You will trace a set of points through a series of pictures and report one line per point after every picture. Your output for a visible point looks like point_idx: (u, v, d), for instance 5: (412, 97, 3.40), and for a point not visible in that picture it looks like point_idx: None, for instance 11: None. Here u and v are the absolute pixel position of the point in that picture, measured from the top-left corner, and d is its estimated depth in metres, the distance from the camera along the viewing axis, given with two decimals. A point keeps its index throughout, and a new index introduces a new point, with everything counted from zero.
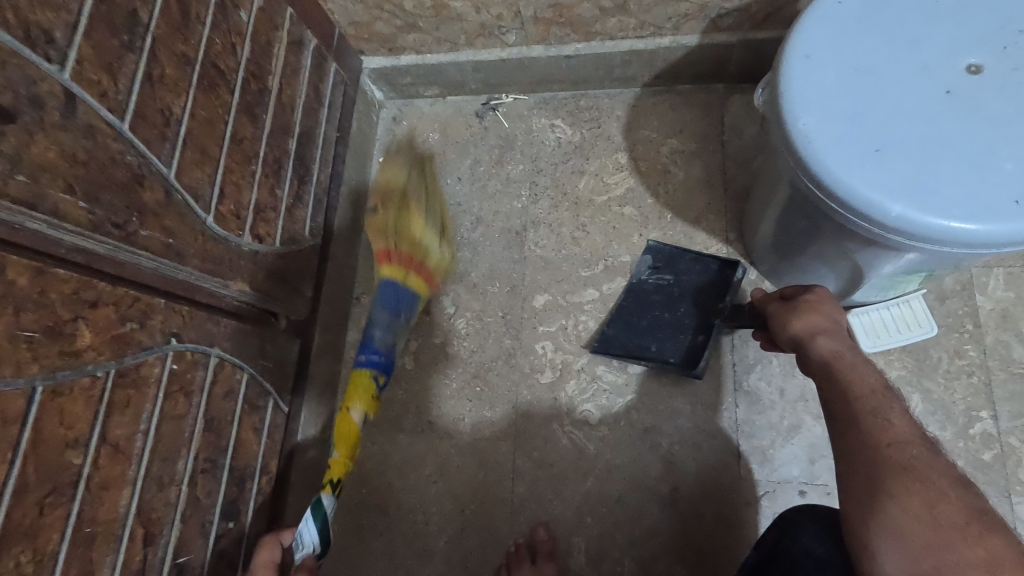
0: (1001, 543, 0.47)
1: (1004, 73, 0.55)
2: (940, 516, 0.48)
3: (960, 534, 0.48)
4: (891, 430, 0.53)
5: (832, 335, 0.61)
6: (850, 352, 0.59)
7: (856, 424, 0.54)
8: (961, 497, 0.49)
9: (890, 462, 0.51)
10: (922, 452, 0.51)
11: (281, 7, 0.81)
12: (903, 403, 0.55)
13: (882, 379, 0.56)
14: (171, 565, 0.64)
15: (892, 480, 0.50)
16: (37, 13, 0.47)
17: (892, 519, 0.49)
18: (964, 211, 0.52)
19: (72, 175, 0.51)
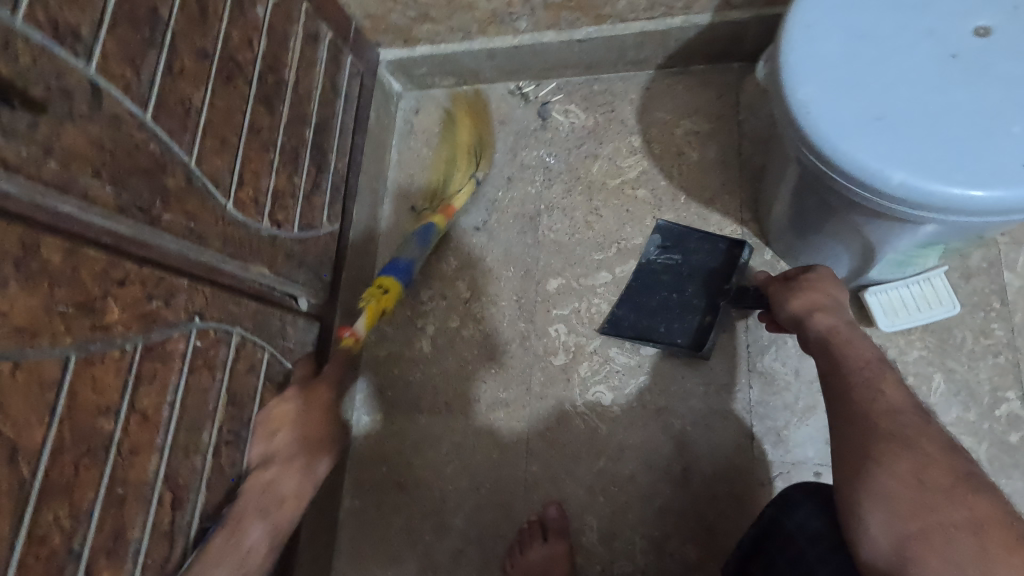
0: (988, 505, 0.48)
1: (1015, 34, 0.53)
2: (926, 478, 0.50)
3: (946, 496, 0.49)
4: (882, 399, 0.55)
5: (829, 312, 0.66)
6: (845, 328, 0.64)
7: (848, 395, 0.57)
8: (951, 462, 0.51)
9: (878, 429, 0.53)
10: (913, 420, 0.53)
11: (296, 1, 0.84)
12: (896, 375, 0.58)
13: (876, 353, 0.60)
14: (198, 528, 0.69)
15: (882, 446, 0.52)
16: (65, 11, 0.51)
17: (880, 484, 0.51)
18: (969, 177, 0.51)
19: (99, 162, 0.55)
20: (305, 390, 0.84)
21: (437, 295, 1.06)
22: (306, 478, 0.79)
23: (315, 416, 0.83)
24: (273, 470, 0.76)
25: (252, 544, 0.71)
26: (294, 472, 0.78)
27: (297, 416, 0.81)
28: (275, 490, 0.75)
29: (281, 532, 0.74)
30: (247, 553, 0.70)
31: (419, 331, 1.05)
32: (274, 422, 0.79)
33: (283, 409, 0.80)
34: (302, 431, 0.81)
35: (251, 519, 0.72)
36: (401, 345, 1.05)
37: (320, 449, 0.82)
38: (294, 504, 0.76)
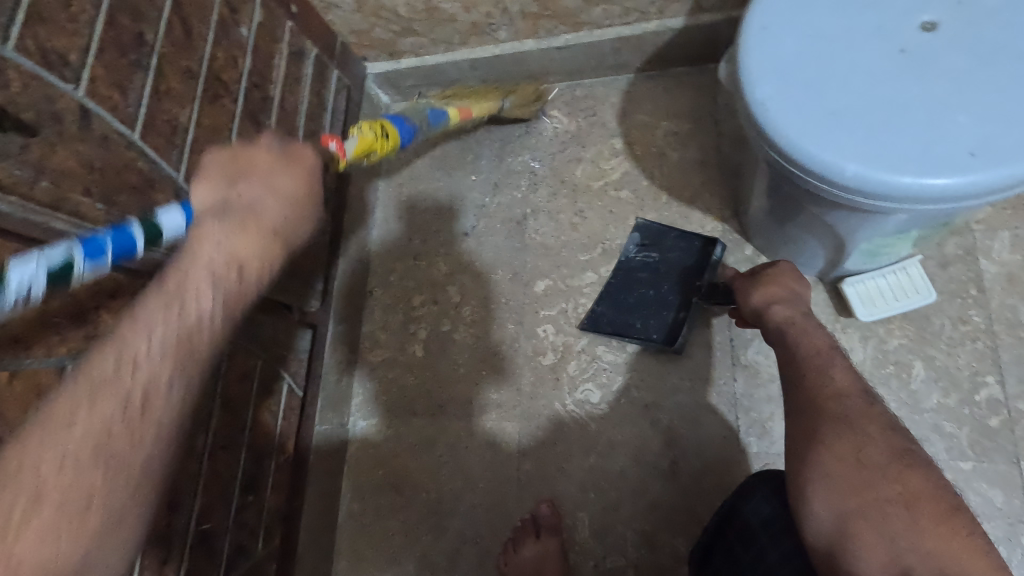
0: (919, 480, 0.56)
1: (959, 28, 0.56)
2: (866, 458, 0.57)
3: (883, 473, 0.56)
4: (831, 384, 0.62)
5: (787, 304, 0.72)
6: (802, 319, 0.70)
7: (800, 380, 0.64)
8: (888, 441, 0.58)
9: (825, 412, 0.60)
10: (857, 403, 0.60)
11: (280, 21, 0.88)
12: (844, 360, 0.64)
13: (827, 341, 0.66)
14: (195, 531, 0.71)
15: (828, 429, 0.59)
16: (54, 40, 0.54)
17: (825, 464, 0.57)
18: (918, 166, 0.53)
19: (90, 181, 0.58)
20: (281, 146, 0.52)
21: (428, 300, 1.08)
22: (255, 249, 0.46)
23: (271, 206, 0.49)
24: (207, 223, 0.46)
25: (147, 360, 0.40)
26: (241, 242, 0.46)
27: (264, 172, 0.51)
28: (214, 256, 0.44)
29: (183, 401, 0.42)
30: (138, 378, 0.40)
31: (411, 336, 1.07)
32: (241, 167, 0.50)
33: (244, 154, 0.51)
34: (274, 206, 0.49)
35: (155, 312, 0.41)
36: (395, 350, 1.07)
37: (262, 253, 0.47)
38: (196, 316, 0.42)
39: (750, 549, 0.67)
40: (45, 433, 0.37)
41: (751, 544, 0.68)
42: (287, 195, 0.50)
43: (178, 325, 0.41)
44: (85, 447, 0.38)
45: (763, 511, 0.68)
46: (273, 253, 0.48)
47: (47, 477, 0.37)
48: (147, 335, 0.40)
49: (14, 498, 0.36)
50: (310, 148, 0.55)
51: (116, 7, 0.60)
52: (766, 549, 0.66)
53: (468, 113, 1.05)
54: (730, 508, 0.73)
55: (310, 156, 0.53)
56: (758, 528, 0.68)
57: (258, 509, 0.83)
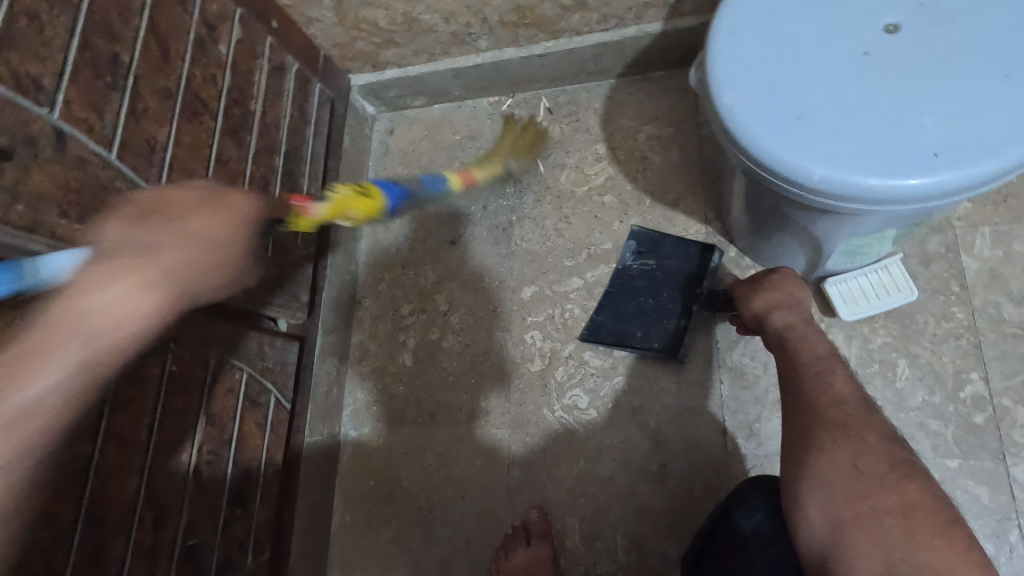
0: (916, 490, 0.56)
1: (922, 29, 0.56)
2: (864, 466, 0.57)
3: (880, 483, 0.57)
4: (829, 391, 0.63)
5: (788, 310, 0.72)
6: (802, 325, 0.70)
7: (800, 386, 0.64)
8: (887, 451, 0.59)
9: (824, 418, 0.61)
10: (857, 411, 0.61)
11: (259, 37, 0.89)
12: (844, 368, 0.65)
13: (828, 348, 0.67)
14: (182, 546, 0.72)
15: (826, 436, 0.60)
16: (27, 65, 0.55)
17: (821, 471, 0.58)
18: (884, 168, 0.53)
19: (67, 202, 0.59)
20: (212, 189, 0.52)
21: (417, 309, 1.09)
22: (140, 306, 0.46)
23: (176, 245, 0.48)
24: (106, 266, 0.45)
25: (30, 395, 0.41)
26: (128, 291, 0.45)
27: (186, 213, 0.50)
28: (101, 299, 0.44)
29: (75, 403, 0.43)
30: (33, 406, 0.41)
31: (400, 345, 1.07)
32: (161, 206, 0.49)
33: (167, 197, 0.50)
34: (173, 247, 0.48)
35: (64, 336, 0.42)
36: (384, 360, 1.07)
37: (160, 286, 0.47)
38: (118, 334, 0.45)
39: (742, 557, 0.67)
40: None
41: (742, 551, 0.67)
42: (214, 231, 0.51)
43: (94, 344, 0.43)
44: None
45: (753, 518, 0.68)
46: (214, 284, 0.51)
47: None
48: (68, 340, 0.42)
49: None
50: (247, 193, 0.54)
51: (90, 31, 0.61)
52: (758, 557, 0.66)
53: (469, 176, 1.01)
54: (721, 514, 0.72)
55: (241, 199, 0.53)
56: (750, 535, 0.67)
57: (246, 523, 0.83)
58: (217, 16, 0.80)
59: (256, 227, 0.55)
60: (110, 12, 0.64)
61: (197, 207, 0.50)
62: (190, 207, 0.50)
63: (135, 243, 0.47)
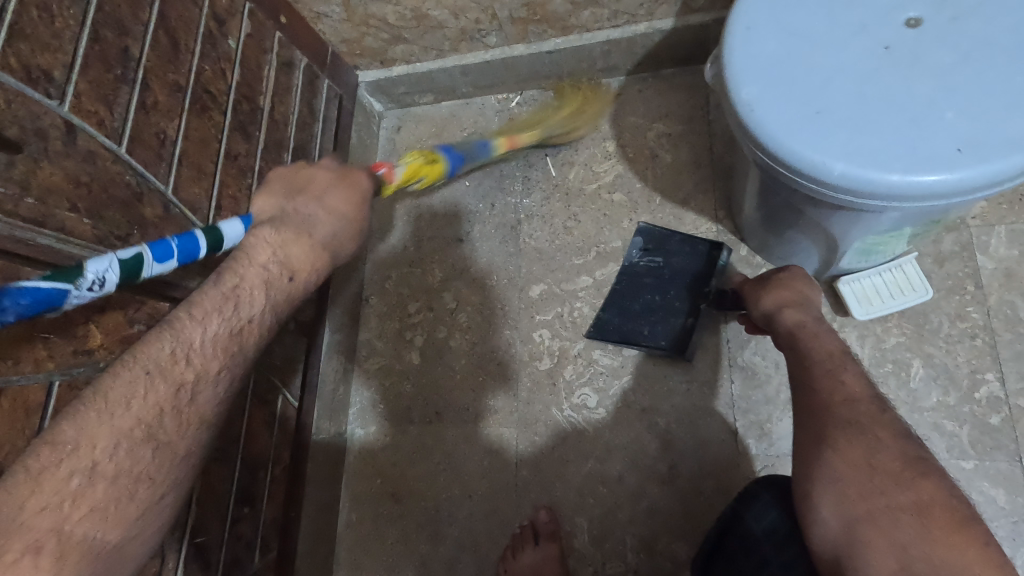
0: (932, 487, 0.55)
1: (943, 24, 0.55)
2: (876, 464, 0.57)
3: (894, 481, 0.56)
4: (843, 390, 0.62)
5: (798, 309, 0.71)
6: (813, 323, 0.69)
7: (812, 385, 0.63)
8: (901, 448, 0.58)
9: (836, 416, 0.60)
10: (868, 408, 0.60)
11: (268, 32, 0.88)
12: (856, 365, 0.64)
13: (840, 346, 0.66)
14: (190, 544, 0.71)
15: (839, 434, 0.59)
16: (38, 56, 0.54)
17: (833, 469, 0.58)
18: (905, 164, 0.53)
19: (76, 196, 0.58)
20: (338, 170, 0.66)
21: (424, 307, 1.08)
22: (307, 259, 0.60)
23: (327, 216, 0.63)
24: (279, 225, 0.60)
25: (246, 313, 0.54)
26: (301, 250, 0.60)
27: (322, 192, 0.64)
28: (282, 256, 0.58)
29: (265, 335, 0.56)
30: (244, 328, 0.54)
31: (407, 343, 1.07)
32: (304, 183, 0.64)
33: (307, 174, 0.65)
34: (326, 220, 0.63)
35: (251, 281, 0.56)
36: (391, 359, 1.06)
37: (320, 249, 0.61)
38: (295, 285, 0.59)
39: (754, 558, 0.66)
40: (187, 338, 0.50)
41: (752, 551, 0.67)
42: (337, 215, 0.63)
43: (269, 290, 0.56)
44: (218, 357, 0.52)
45: (766, 519, 0.67)
46: (338, 238, 0.63)
47: (205, 369, 0.51)
48: (241, 305, 0.54)
49: (165, 388, 0.49)
50: (364, 172, 0.68)
51: (101, 23, 0.61)
52: (770, 557, 0.65)
53: (517, 141, 0.98)
54: (731, 515, 0.71)
55: (362, 180, 0.67)
56: (761, 534, 0.67)
57: (253, 521, 0.82)
58: (227, 10, 0.79)
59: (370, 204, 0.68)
60: (121, 4, 0.63)
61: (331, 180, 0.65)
62: (324, 183, 0.65)
63: (302, 217, 0.62)
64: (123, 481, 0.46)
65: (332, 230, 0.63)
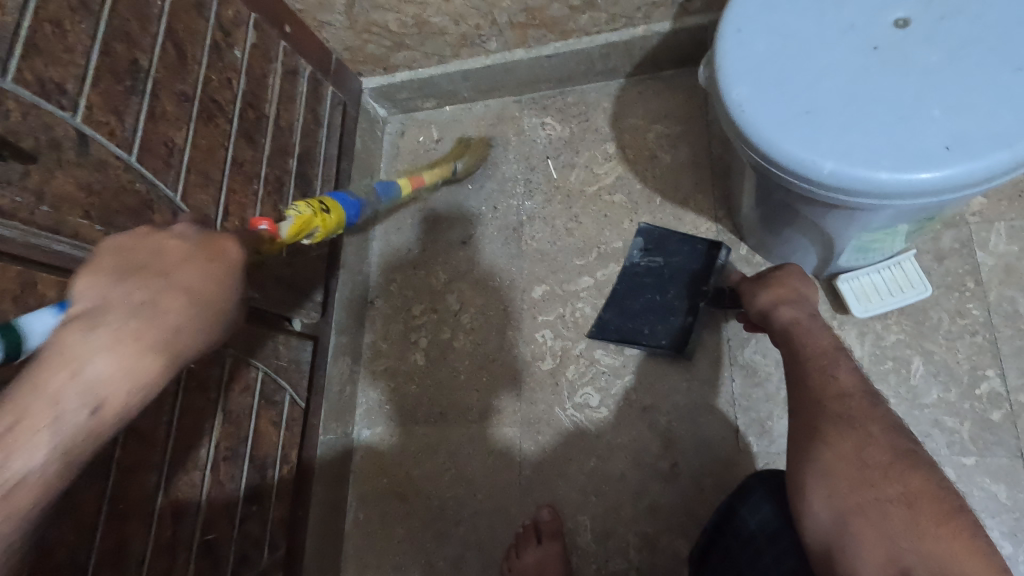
0: (920, 480, 0.56)
1: (931, 23, 0.56)
2: (867, 457, 0.57)
3: (884, 473, 0.57)
4: (835, 385, 0.63)
5: (794, 305, 0.73)
6: (807, 320, 0.71)
7: (803, 380, 0.65)
8: (891, 442, 0.58)
9: (828, 411, 0.61)
10: (861, 403, 0.61)
11: (273, 41, 0.90)
12: (850, 361, 0.65)
13: (831, 341, 0.67)
14: (200, 541, 0.73)
15: (830, 428, 0.60)
16: (51, 70, 0.57)
17: (825, 462, 0.59)
18: (894, 162, 0.53)
19: (88, 204, 0.60)
20: (197, 237, 0.48)
21: (428, 308, 1.09)
22: (124, 378, 0.40)
23: (175, 303, 0.43)
24: (79, 326, 0.40)
25: (22, 468, 0.36)
26: (119, 364, 0.40)
27: (171, 267, 0.45)
28: (86, 375, 0.38)
29: (57, 484, 0.38)
30: (9, 492, 0.36)
31: (412, 345, 1.08)
32: (147, 259, 0.45)
33: (151, 246, 0.46)
34: (174, 304, 0.43)
35: (36, 420, 0.37)
36: (396, 360, 1.08)
37: (159, 351, 0.42)
38: (105, 417, 0.39)
39: (749, 553, 0.67)
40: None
41: (747, 545, 0.68)
42: (195, 302, 0.44)
43: (190, 299, 0.44)
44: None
45: (759, 512, 0.69)
46: (192, 342, 0.44)
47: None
48: (16, 460, 0.36)
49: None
50: (233, 238, 0.49)
51: (111, 37, 0.63)
52: (762, 550, 0.66)
53: (421, 179, 1.07)
54: (727, 509, 0.73)
55: (231, 248, 0.48)
56: (756, 527, 0.68)
57: (261, 519, 0.84)
58: (232, 21, 0.81)
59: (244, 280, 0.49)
60: (130, 18, 0.65)
61: (186, 254, 0.46)
62: (178, 255, 0.46)
63: (134, 305, 0.42)
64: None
65: (181, 320, 0.43)
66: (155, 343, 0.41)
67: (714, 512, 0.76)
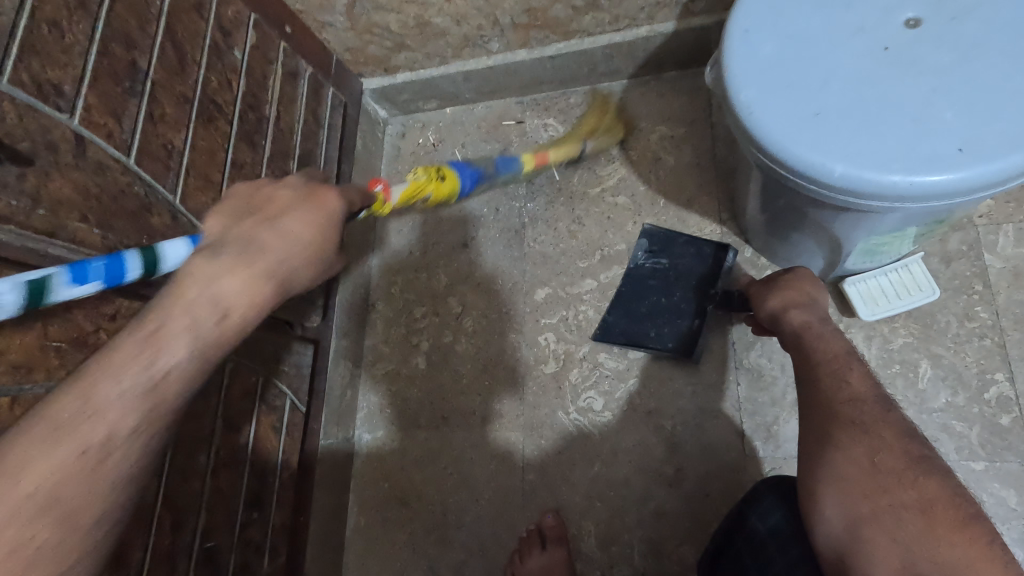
0: (935, 486, 0.55)
1: (942, 24, 0.55)
2: (880, 463, 0.56)
3: (897, 479, 0.56)
4: (847, 389, 0.62)
5: (805, 309, 0.72)
6: (818, 323, 0.70)
7: (817, 383, 0.64)
8: (904, 447, 0.57)
9: (840, 416, 0.60)
10: (873, 409, 0.60)
11: (273, 42, 0.89)
12: (861, 365, 0.64)
13: (844, 346, 0.66)
14: (200, 549, 0.72)
15: (842, 434, 0.59)
16: (48, 71, 0.56)
17: (837, 469, 0.58)
18: (905, 164, 0.53)
19: (86, 207, 0.59)
20: (303, 187, 0.56)
21: (429, 312, 1.08)
22: (243, 296, 0.48)
23: (281, 243, 0.51)
24: (212, 254, 0.48)
25: (166, 364, 0.43)
26: (233, 287, 0.47)
27: (278, 213, 0.53)
28: (215, 291, 0.46)
29: (189, 385, 0.44)
30: (158, 383, 0.42)
31: (414, 348, 1.07)
32: (261, 203, 0.53)
33: (264, 194, 0.54)
34: (280, 242, 0.51)
35: (177, 325, 0.44)
36: (397, 364, 1.07)
37: (266, 277, 0.49)
38: (227, 326, 0.47)
39: (760, 559, 0.66)
40: (90, 394, 0.40)
41: (758, 552, 0.67)
42: (299, 243, 0.52)
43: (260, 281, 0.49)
44: (132, 412, 0.41)
45: (771, 519, 0.68)
46: (291, 273, 0.51)
47: (97, 437, 0.40)
48: (162, 357, 0.43)
49: (66, 452, 0.39)
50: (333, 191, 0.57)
51: (109, 37, 0.62)
52: (773, 557, 0.65)
53: (546, 156, 1.02)
54: (737, 516, 0.72)
55: (331, 200, 0.56)
56: (766, 534, 0.67)
57: (262, 526, 0.83)
58: (232, 22, 0.80)
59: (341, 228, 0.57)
60: (128, 19, 0.64)
61: (293, 200, 0.54)
62: (284, 201, 0.54)
63: (249, 241, 0.50)
64: (29, 549, 0.37)
65: (291, 253, 0.51)
66: (266, 270, 0.49)
67: (722, 518, 0.75)
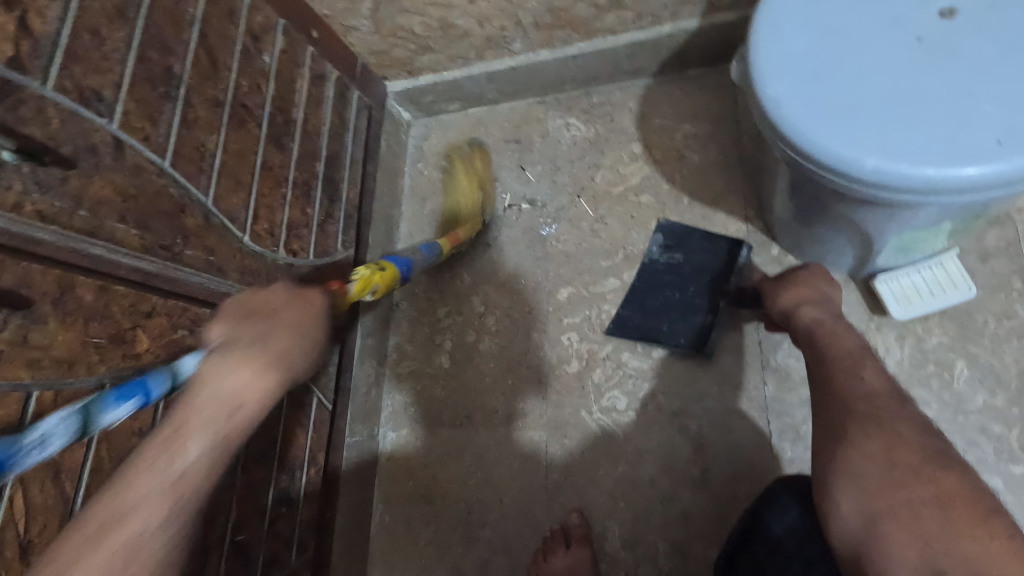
0: (954, 481, 0.54)
1: (979, 12, 0.54)
2: (896, 458, 0.56)
3: (915, 474, 0.55)
4: (861, 385, 0.62)
5: (817, 305, 0.73)
6: (831, 320, 0.71)
7: (831, 380, 0.64)
8: (921, 442, 0.57)
9: (856, 412, 0.60)
10: (889, 404, 0.60)
11: (301, 47, 0.91)
12: (877, 360, 0.65)
13: (859, 342, 0.67)
14: (232, 542, 0.74)
15: (856, 429, 0.59)
16: (89, 78, 0.58)
17: (851, 463, 0.57)
18: (941, 158, 0.51)
19: (125, 209, 0.61)
20: (293, 291, 0.59)
21: (453, 311, 1.09)
22: (254, 389, 0.48)
23: (241, 372, 0.49)
24: (216, 360, 0.49)
25: (184, 463, 0.44)
26: (246, 381, 0.48)
27: (273, 313, 0.55)
28: (220, 389, 0.47)
29: (208, 476, 0.45)
30: (181, 479, 0.44)
31: (437, 347, 1.08)
32: (258, 305, 0.55)
33: (262, 298, 0.56)
34: (284, 338, 0.54)
35: (194, 423, 0.45)
36: (422, 362, 1.08)
37: (274, 370, 0.51)
38: (242, 416, 0.48)
39: (777, 560, 0.65)
40: (124, 494, 0.42)
41: (775, 551, 0.66)
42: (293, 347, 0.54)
43: (228, 421, 0.47)
44: (159, 507, 0.42)
45: (787, 517, 0.67)
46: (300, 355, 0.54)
47: (126, 539, 0.41)
48: (186, 449, 0.44)
49: (100, 555, 0.40)
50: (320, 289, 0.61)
51: (145, 44, 0.64)
52: (792, 557, 0.64)
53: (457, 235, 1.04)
54: (754, 517, 0.71)
55: (318, 297, 0.60)
56: (783, 535, 0.66)
57: (291, 520, 0.84)
58: (261, 27, 0.83)
59: (331, 321, 0.60)
60: (164, 26, 0.67)
61: (291, 300, 0.57)
62: (279, 302, 0.56)
63: (246, 345, 0.51)
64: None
65: (287, 347, 0.53)
66: (257, 361, 0.50)
67: (738, 522, 0.74)
